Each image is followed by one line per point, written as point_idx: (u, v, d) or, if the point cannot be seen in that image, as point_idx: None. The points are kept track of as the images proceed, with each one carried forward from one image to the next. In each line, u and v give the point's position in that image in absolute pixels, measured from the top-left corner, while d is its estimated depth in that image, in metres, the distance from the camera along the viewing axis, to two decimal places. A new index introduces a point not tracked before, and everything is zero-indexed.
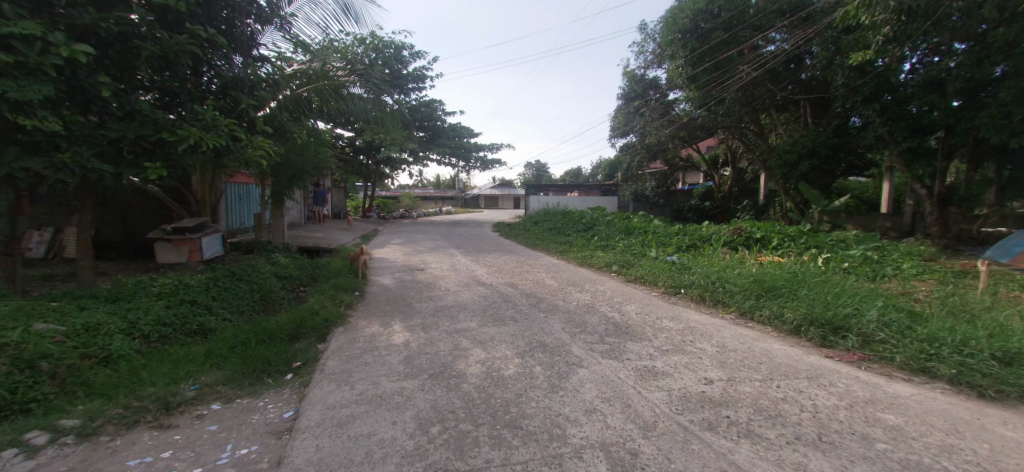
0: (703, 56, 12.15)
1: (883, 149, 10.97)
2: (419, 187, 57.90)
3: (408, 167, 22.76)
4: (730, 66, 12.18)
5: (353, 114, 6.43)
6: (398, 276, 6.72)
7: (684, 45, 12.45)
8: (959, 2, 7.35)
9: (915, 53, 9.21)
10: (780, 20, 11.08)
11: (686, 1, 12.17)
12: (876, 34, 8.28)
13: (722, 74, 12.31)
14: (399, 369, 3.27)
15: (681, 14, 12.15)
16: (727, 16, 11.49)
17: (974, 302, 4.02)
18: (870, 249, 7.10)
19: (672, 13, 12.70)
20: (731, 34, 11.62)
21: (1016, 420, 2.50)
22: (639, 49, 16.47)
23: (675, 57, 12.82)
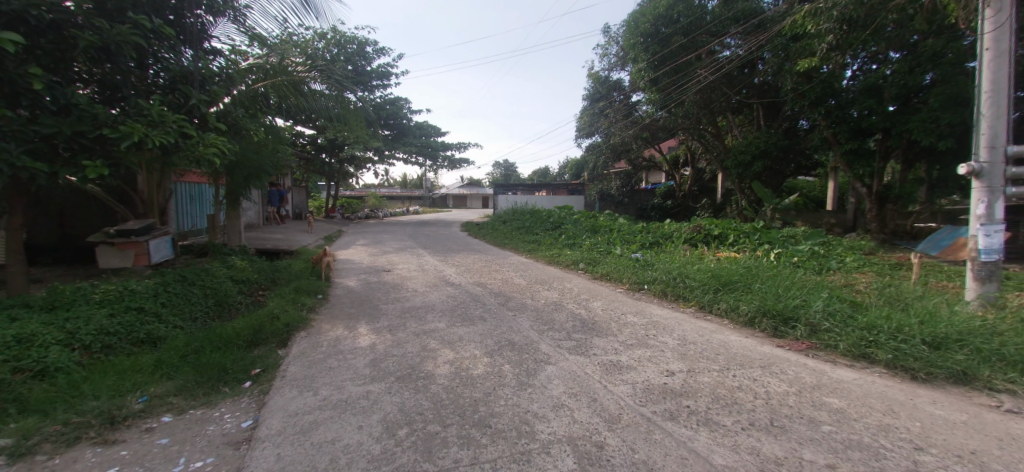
0: (664, 59, 12.55)
1: (829, 150, 11.73)
2: (387, 187, 56.73)
3: (373, 167, 22.28)
4: (690, 70, 12.49)
5: (314, 111, 6.23)
6: (364, 278, 6.58)
7: (646, 48, 12.83)
8: (893, 15, 7.96)
9: (856, 61, 9.89)
10: (734, 27, 11.62)
11: (647, 6, 12.61)
12: (821, 42, 8.78)
13: (681, 77, 12.63)
14: (365, 372, 3.20)
15: (643, 18, 12.61)
16: (686, 21, 11.97)
17: (908, 292, 4.36)
18: (817, 244, 7.56)
19: (634, 17, 13.08)
20: (689, 39, 12.04)
21: (943, 400, 2.74)
22: (604, 51, 16.83)
23: (638, 60, 13.17)
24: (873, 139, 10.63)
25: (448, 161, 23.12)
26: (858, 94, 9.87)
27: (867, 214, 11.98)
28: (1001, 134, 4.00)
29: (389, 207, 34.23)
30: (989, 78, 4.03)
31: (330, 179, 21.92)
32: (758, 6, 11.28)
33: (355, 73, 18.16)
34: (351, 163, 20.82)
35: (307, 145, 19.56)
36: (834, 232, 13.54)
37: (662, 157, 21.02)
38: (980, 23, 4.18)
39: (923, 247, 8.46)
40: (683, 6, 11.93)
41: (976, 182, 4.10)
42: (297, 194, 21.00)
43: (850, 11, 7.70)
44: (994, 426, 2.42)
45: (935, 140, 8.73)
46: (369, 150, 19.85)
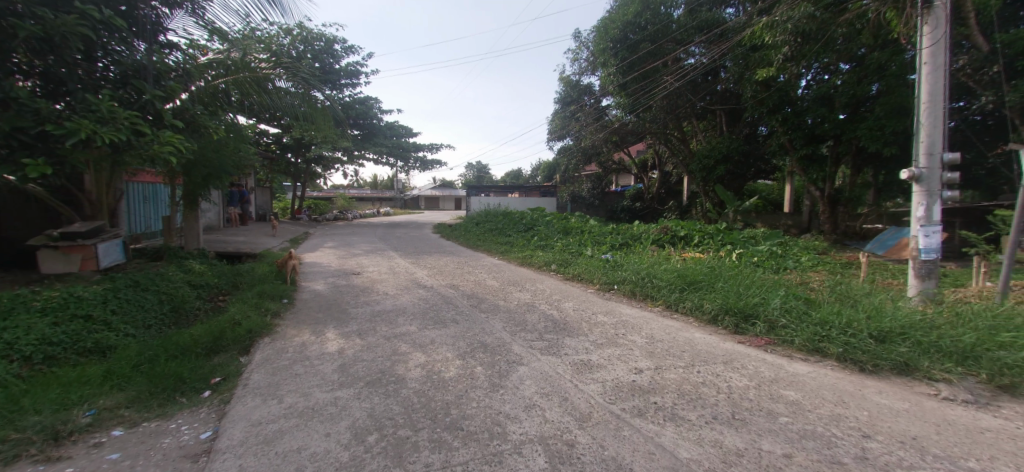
0: (633, 65, 12.90)
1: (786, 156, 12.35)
2: (357, 188, 55.46)
3: (342, 167, 21.78)
4: (657, 76, 13.03)
5: (279, 109, 6.01)
6: (332, 281, 6.42)
7: (615, 53, 13.15)
8: (842, 29, 8.46)
9: (811, 71, 10.46)
10: (698, 36, 12.01)
11: (616, 12, 12.93)
12: (777, 53, 9.14)
13: (649, 83, 13.13)
14: (333, 378, 3.12)
15: (613, 25, 12.91)
16: (654, 28, 12.33)
17: (857, 289, 4.64)
18: (776, 244, 7.96)
19: (604, 23, 13.37)
20: (656, 45, 12.42)
21: (887, 389, 2.94)
22: (574, 56, 17.09)
23: (607, 65, 13.47)
24: (826, 145, 11.27)
25: (419, 162, 22.88)
26: (811, 103, 10.45)
27: (822, 215, 12.72)
28: (937, 142, 4.32)
29: (359, 208, 33.54)
30: (927, 89, 4.33)
31: (296, 179, 21.24)
32: (721, 17, 11.73)
33: (322, 71, 17.70)
34: (318, 163, 20.25)
35: (272, 144, 18.89)
36: (792, 232, 14.28)
37: (631, 160, 21.51)
38: (919, 39, 4.50)
39: (870, 247, 9.09)
40: (650, 14, 12.29)
41: (916, 186, 4.41)
42: (260, 195, 20.22)
43: (804, 24, 8.16)
44: (931, 413, 2.62)
45: (881, 147, 9.34)
46: (337, 150, 19.37)
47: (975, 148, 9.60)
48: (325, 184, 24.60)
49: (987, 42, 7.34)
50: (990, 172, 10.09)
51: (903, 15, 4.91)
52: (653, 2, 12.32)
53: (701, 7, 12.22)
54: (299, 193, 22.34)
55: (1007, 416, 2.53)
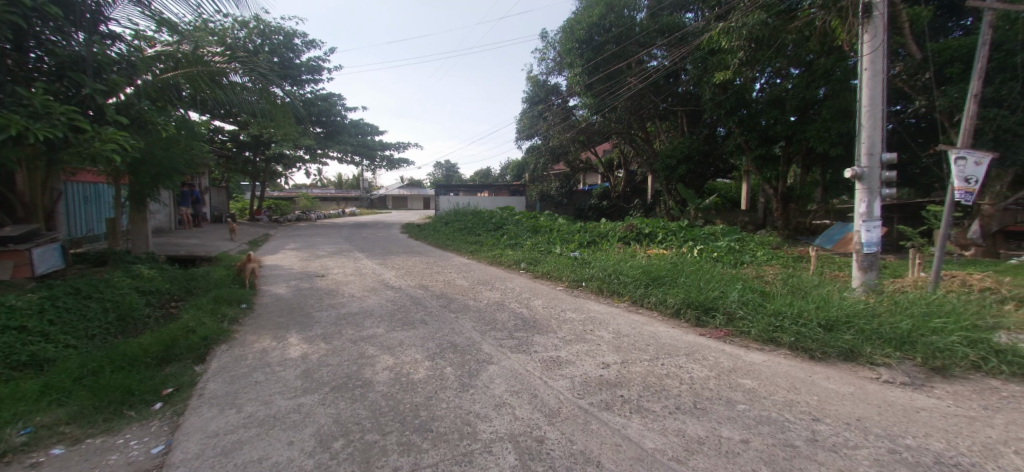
0: (598, 66, 13.21)
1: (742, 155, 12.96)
2: (321, 187, 53.60)
3: (304, 165, 21.02)
4: (621, 77, 13.36)
5: (235, 105, 5.69)
6: (294, 284, 6.19)
7: (581, 54, 13.40)
8: (791, 37, 8.81)
9: (765, 76, 10.95)
10: (660, 39, 12.42)
11: (582, 14, 13.20)
12: (734, 58, 9.51)
13: (614, 84, 13.46)
14: (296, 384, 3.01)
15: (578, 26, 13.16)
16: (618, 31, 12.64)
17: (808, 282, 4.93)
18: (734, 240, 8.35)
19: (570, 24, 13.60)
20: (620, 47, 12.77)
21: (834, 374, 3.15)
22: (542, 55, 17.24)
23: (574, 65, 13.69)
24: (779, 145, 11.92)
25: (386, 161, 22.42)
26: (765, 105, 11.02)
27: (776, 212, 13.28)
28: (876, 143, 4.64)
29: (322, 207, 32.49)
30: (867, 93, 4.65)
31: (255, 179, 20.34)
32: (681, 21, 12.16)
33: (281, 66, 17.01)
34: (278, 162, 19.47)
35: (228, 141, 17.98)
36: (749, 228, 14.90)
37: (598, 159, 21.91)
38: (860, 47, 4.83)
39: (819, 241, 9.71)
40: (615, 17, 12.62)
41: (859, 184, 4.73)
42: (215, 195, 19.23)
43: (757, 31, 8.58)
44: (872, 394, 2.83)
45: (828, 147, 9.98)
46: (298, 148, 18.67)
47: (910, 149, 10.38)
48: (286, 183, 23.66)
49: (920, 51, 7.97)
50: (923, 171, 10.99)
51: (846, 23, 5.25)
52: (617, 5, 12.63)
53: (663, 11, 12.63)
54: (257, 192, 21.39)
55: (939, 396, 2.79)
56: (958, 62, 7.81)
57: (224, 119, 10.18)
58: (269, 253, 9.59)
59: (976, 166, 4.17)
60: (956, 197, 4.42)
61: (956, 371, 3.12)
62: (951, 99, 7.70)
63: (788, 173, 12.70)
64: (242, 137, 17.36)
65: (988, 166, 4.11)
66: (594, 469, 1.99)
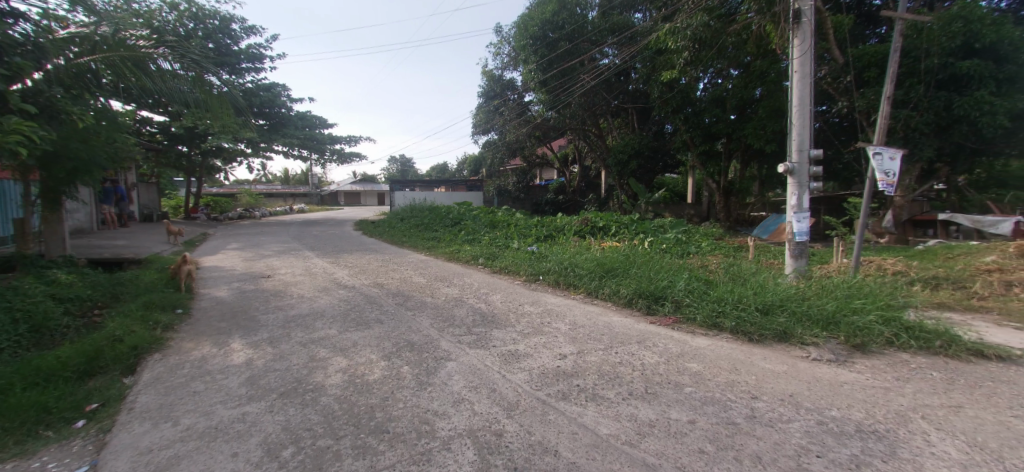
0: (552, 63, 13.44)
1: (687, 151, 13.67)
2: (264, 184, 50.49)
3: (247, 160, 19.74)
4: (574, 74, 13.69)
5: (165, 94, 5.19)
6: (238, 286, 5.83)
7: (535, 51, 13.58)
8: (731, 39, 9.24)
9: (707, 76, 11.59)
10: (611, 37, 12.84)
11: (535, 11, 13.39)
12: (679, 57, 9.93)
13: (568, 80, 13.78)
14: (240, 392, 2.83)
15: (532, 22, 13.32)
16: (570, 28, 12.92)
17: (748, 270, 5.28)
18: (681, 232, 8.80)
19: (523, 20, 13.75)
20: (573, 44, 13.09)
21: (768, 354, 3.42)
22: (497, 50, 17.26)
23: (528, 62, 13.86)
24: (721, 142, 12.69)
25: (337, 155, 21.44)
26: (708, 104, 11.69)
27: (719, 205, 14.15)
28: (805, 140, 5.04)
29: (267, 204, 30.62)
30: (797, 94, 5.03)
31: (190, 174, 18.87)
32: (630, 21, 12.64)
33: (217, 53, 15.83)
34: (216, 156, 18.13)
35: (158, 133, 16.54)
36: (695, 221, 15.78)
37: (554, 155, 22.24)
38: (790, 51, 5.21)
39: (757, 232, 10.48)
40: (567, 14, 12.89)
41: (790, 178, 5.12)
42: (142, 191, 17.66)
43: (700, 32, 9.04)
44: (803, 372, 3.08)
45: (764, 144, 10.75)
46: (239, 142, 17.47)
47: (835, 146, 11.38)
48: (226, 179, 22.14)
49: (842, 56, 8.76)
50: (846, 167, 12.12)
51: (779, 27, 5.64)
52: (569, 3, 12.91)
53: (613, 10, 13.03)
54: (192, 189, 19.83)
55: (858, 370, 3.10)
56: (874, 67, 8.62)
57: (148, 108, 9.36)
58: (207, 254, 8.95)
59: (891, 160, 4.62)
60: (874, 189, 4.87)
61: (873, 347, 3.48)
62: (868, 101, 8.52)
63: (729, 169, 13.57)
64: (173, 130, 15.98)
65: (900, 161, 4.57)
66: (552, 458, 2.03)
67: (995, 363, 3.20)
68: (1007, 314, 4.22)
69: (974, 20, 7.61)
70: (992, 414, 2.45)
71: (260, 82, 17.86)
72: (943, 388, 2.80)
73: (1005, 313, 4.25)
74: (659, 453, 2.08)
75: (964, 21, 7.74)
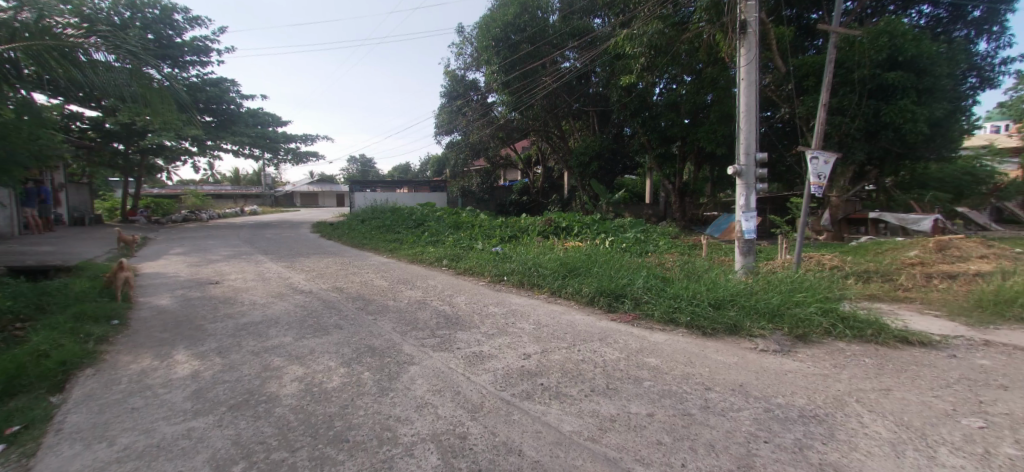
0: (514, 64, 13.52)
1: (645, 153, 14.17)
2: (212, 184, 47.54)
3: (192, 159, 18.50)
4: (536, 76, 13.82)
5: (97, 88, 4.76)
6: (182, 294, 5.46)
7: (498, 52, 13.63)
8: (684, 46, 9.67)
9: (662, 81, 12.06)
10: (571, 41, 13.10)
11: (497, 12, 13.47)
12: (636, 63, 10.26)
13: (530, 82, 13.86)
14: (186, 407, 2.64)
15: (494, 23, 13.37)
16: (532, 31, 13.09)
17: (703, 267, 5.53)
18: (640, 231, 9.12)
19: (485, 21, 13.77)
20: (535, 47, 13.26)
21: (720, 347, 3.60)
22: (459, 50, 17.19)
23: (491, 63, 13.89)
24: (676, 145, 13.26)
25: (292, 154, 20.55)
26: (664, 108, 12.17)
27: (674, 205, 14.75)
28: (751, 144, 5.34)
29: (214, 206, 28.86)
30: (743, 100, 5.33)
31: (127, 174, 17.48)
32: (590, 26, 12.97)
33: (157, 44, 14.83)
34: (156, 154, 16.89)
35: (89, 129, 15.20)
36: (653, 220, 16.35)
37: (518, 155, 22.39)
38: (738, 59, 5.50)
39: (709, 230, 11.05)
40: (528, 18, 13.06)
41: (739, 180, 5.42)
42: (72, 192, 16.21)
43: (657, 39, 9.40)
44: (752, 362, 3.27)
45: (716, 147, 11.33)
46: (183, 140, 16.37)
47: (778, 150, 12.16)
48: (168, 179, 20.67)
49: (784, 65, 9.38)
50: (789, 169, 12.98)
51: (727, 36, 5.95)
52: (531, 6, 13.08)
53: (574, 14, 13.33)
54: (129, 190, 18.34)
55: (801, 359, 3.33)
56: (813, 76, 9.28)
57: (76, 101, 8.62)
58: (146, 259, 8.33)
59: (826, 164, 4.99)
60: (813, 191, 5.24)
61: (813, 337, 3.74)
62: (808, 107, 9.17)
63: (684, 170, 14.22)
64: (107, 126, 14.74)
65: (833, 165, 4.95)
66: (516, 458, 2.03)
67: (917, 348, 3.53)
68: (927, 303, 4.67)
69: (896, 35, 8.35)
70: (916, 395, 2.70)
71: (206, 76, 16.82)
72: (874, 373, 3.06)
73: (926, 302, 4.69)
74: (620, 447, 2.14)
75: (889, 36, 8.40)
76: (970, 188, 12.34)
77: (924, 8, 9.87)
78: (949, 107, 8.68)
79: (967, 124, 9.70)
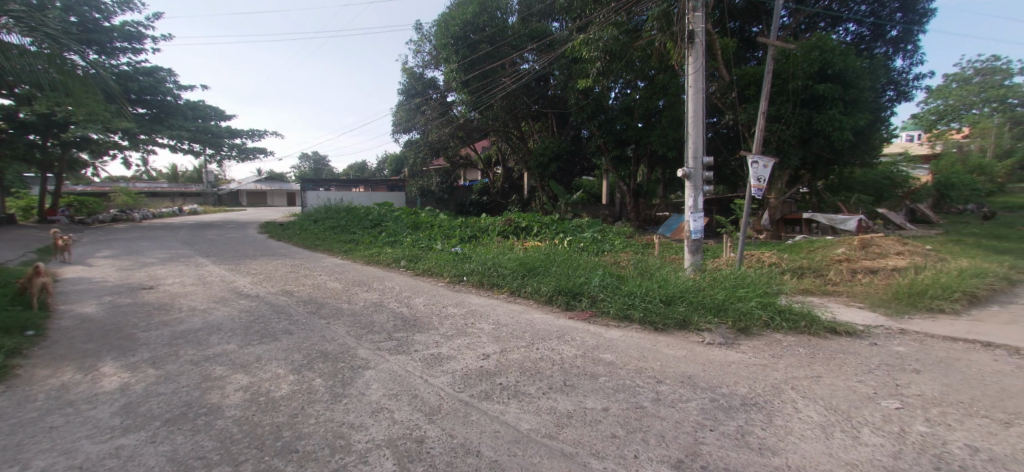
0: (473, 64, 13.47)
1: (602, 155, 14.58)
2: (146, 182, 43.74)
3: (123, 153, 17.05)
4: (495, 77, 13.86)
5: (7, 72, 4.27)
6: (111, 300, 5.02)
7: (457, 51, 13.55)
8: (637, 52, 10.04)
9: (618, 86, 12.46)
10: (530, 44, 13.26)
11: (455, 11, 13.42)
12: (593, 67, 10.53)
13: (489, 82, 13.88)
14: (114, 423, 2.42)
15: (452, 22, 13.30)
16: (491, 31, 13.11)
17: (655, 265, 5.74)
18: (597, 231, 9.37)
19: (444, 19, 13.67)
20: (494, 47, 13.28)
21: (670, 341, 3.77)
22: (416, 48, 16.95)
23: (450, 61, 13.76)
24: (632, 148, 13.75)
25: (237, 150, 19.02)
26: (620, 112, 12.59)
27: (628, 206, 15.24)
28: (698, 147, 5.61)
29: (147, 204, 26.55)
30: (692, 106, 5.60)
31: (46, 169, 15.85)
32: (548, 29, 13.20)
33: (81, 28, 13.56)
34: (80, 148, 15.47)
35: None
36: (609, 221, 16.72)
37: (477, 156, 22.35)
38: (687, 67, 5.77)
39: (660, 229, 11.48)
40: (487, 18, 13.09)
41: (688, 182, 5.68)
42: None
43: (613, 44, 9.70)
44: (699, 355, 3.44)
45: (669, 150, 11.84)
46: (110, 132, 14.99)
47: (724, 154, 12.89)
48: (95, 174, 18.90)
49: (728, 75, 9.98)
50: (734, 173, 13.81)
51: (676, 45, 6.24)
52: (489, 6, 13.15)
53: (532, 17, 13.55)
54: (47, 187, 16.58)
55: (742, 350, 3.55)
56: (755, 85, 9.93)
57: None
58: (64, 264, 7.55)
59: (765, 168, 5.33)
60: (754, 192, 5.58)
61: (754, 330, 4.00)
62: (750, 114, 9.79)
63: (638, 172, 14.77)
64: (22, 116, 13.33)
65: (771, 169, 5.29)
66: (474, 459, 2.03)
67: (844, 337, 3.86)
68: (852, 296, 5.12)
69: (826, 50, 9.11)
70: (843, 381, 2.95)
71: (139, 65, 15.65)
72: (807, 362, 3.31)
73: (852, 295, 5.14)
74: (576, 442, 2.19)
75: (820, 50, 9.15)
76: (889, 191, 13.66)
77: (850, 27, 10.74)
78: (871, 118, 9.56)
79: (887, 133, 10.73)
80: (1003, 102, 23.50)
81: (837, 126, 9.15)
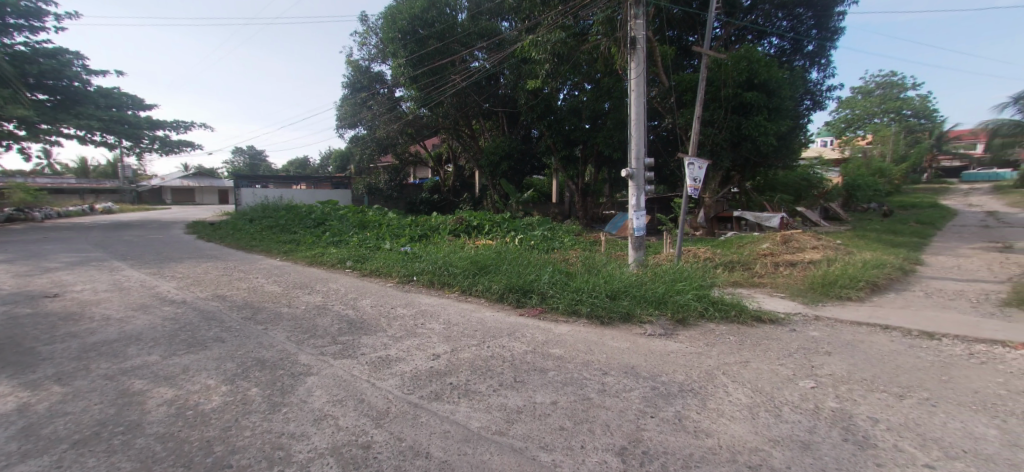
0: (422, 59, 13.21)
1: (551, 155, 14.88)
2: (46, 176, 38.55)
3: (19, 144, 15.03)
4: (445, 74, 13.70)
5: None
6: (4, 311, 4.41)
7: (404, 45, 13.22)
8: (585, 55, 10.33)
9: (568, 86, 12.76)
10: (480, 42, 13.23)
11: (402, 5, 13.11)
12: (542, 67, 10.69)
13: (438, 79, 13.70)
14: (8, 449, 2.12)
15: (400, 16, 12.95)
16: (440, 27, 12.89)
17: (602, 262, 5.97)
18: (547, 229, 9.57)
19: (390, 12, 13.30)
20: (443, 44, 13.10)
21: (614, 334, 3.95)
22: (362, 40, 16.39)
23: (397, 56, 13.42)
24: (581, 148, 14.14)
25: (159, 143, 17.35)
26: (569, 113, 12.92)
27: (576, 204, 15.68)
28: (640, 149, 5.87)
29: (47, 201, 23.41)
30: (634, 109, 5.85)
31: None
32: (497, 28, 13.26)
33: None
34: None
35: None
36: (559, 219, 17.11)
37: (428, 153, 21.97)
38: (630, 72, 6.03)
39: (607, 228, 11.93)
40: (436, 13, 12.87)
41: (631, 182, 5.95)
42: None
43: (560, 46, 9.92)
44: (642, 346, 3.64)
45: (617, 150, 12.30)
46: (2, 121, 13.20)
47: (665, 156, 13.62)
48: None
49: (669, 81, 10.55)
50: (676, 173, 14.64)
51: (618, 50, 6.48)
52: (438, 2, 12.92)
53: (482, 15, 13.54)
54: None
55: (679, 340, 3.80)
56: None
57: None
58: None
59: (700, 169, 5.70)
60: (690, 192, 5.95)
61: (691, 320, 4.28)
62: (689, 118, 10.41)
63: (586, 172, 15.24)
64: None
65: (705, 170, 5.67)
66: (424, 461, 2.02)
67: (768, 325, 4.24)
68: (776, 287, 5.62)
69: (753, 60, 9.88)
70: (767, 364, 3.24)
71: (37, 46, 13.92)
72: (736, 348, 3.59)
73: (775, 286, 5.64)
74: (526, 436, 2.24)
75: (748, 61, 9.90)
76: (807, 191, 15.09)
77: (773, 40, 11.64)
78: (792, 124, 10.53)
79: (806, 138, 11.86)
80: (898, 113, 26.96)
81: (763, 131, 9.99)
